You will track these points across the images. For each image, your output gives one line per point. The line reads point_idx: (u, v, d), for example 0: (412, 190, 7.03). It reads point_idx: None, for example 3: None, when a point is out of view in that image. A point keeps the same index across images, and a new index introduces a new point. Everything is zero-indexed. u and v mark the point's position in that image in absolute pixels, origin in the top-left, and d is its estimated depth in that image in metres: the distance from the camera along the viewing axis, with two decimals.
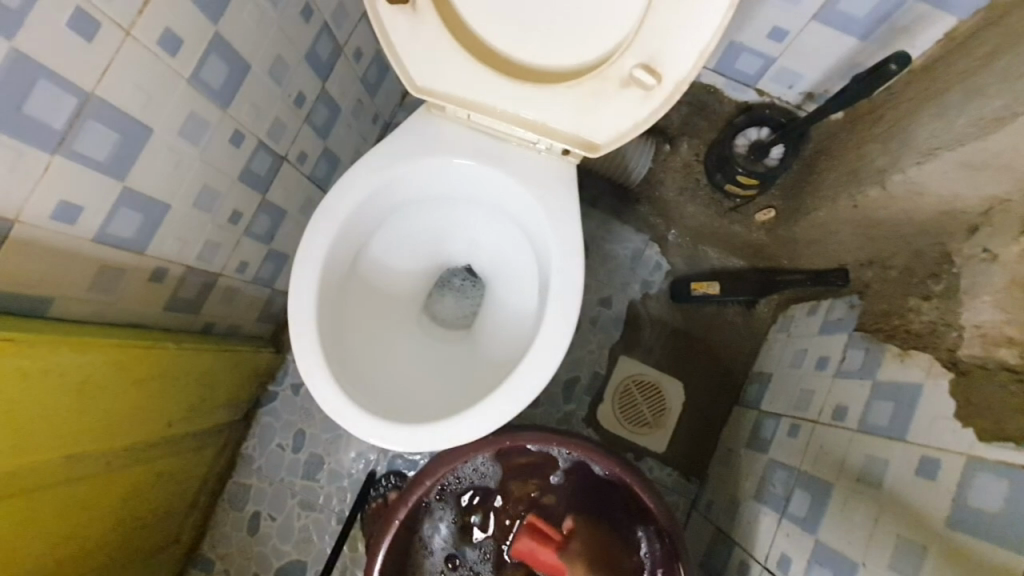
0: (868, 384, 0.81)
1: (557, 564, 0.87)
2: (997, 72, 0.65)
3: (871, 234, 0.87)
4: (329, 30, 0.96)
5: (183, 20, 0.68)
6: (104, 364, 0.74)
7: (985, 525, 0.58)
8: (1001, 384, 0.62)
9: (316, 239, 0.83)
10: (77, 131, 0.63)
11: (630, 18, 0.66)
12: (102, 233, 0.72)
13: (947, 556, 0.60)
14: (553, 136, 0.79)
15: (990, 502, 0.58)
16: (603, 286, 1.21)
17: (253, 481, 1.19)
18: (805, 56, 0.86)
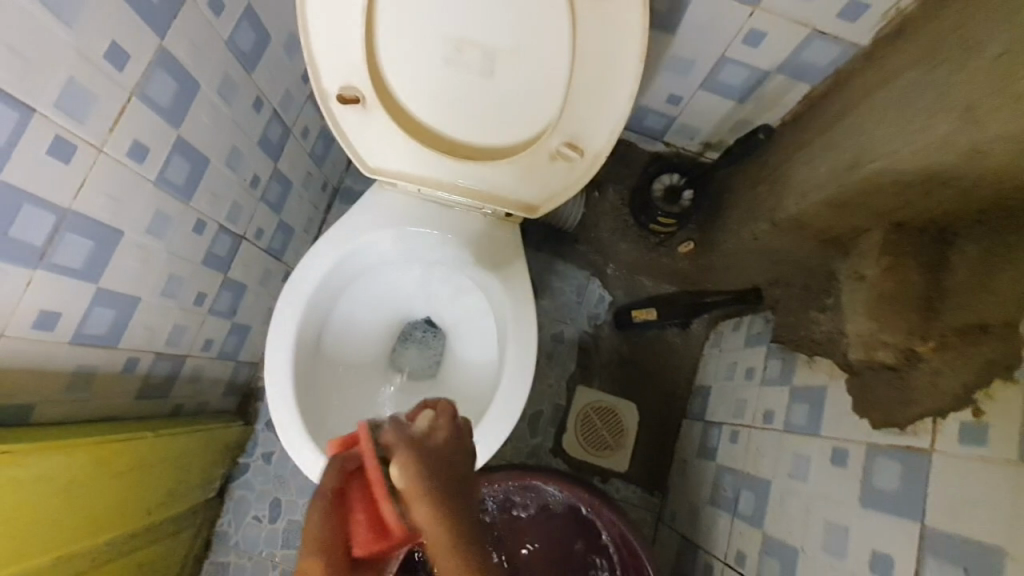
0: (787, 387, 0.94)
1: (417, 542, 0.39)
2: (841, 128, 0.81)
3: (771, 262, 1.02)
4: (279, 117, 1.02)
5: (148, 130, 0.74)
6: (88, 462, 0.76)
7: (880, 493, 0.70)
8: (885, 381, 0.73)
9: (284, 318, 0.90)
10: (56, 244, 0.67)
11: (553, 104, 0.77)
12: (79, 332, 0.75)
13: (853, 527, 0.73)
14: (496, 202, 0.89)
15: (882, 480, 0.70)
16: (554, 323, 1.32)
17: (231, 559, 1.19)
18: (700, 115, 1.02)
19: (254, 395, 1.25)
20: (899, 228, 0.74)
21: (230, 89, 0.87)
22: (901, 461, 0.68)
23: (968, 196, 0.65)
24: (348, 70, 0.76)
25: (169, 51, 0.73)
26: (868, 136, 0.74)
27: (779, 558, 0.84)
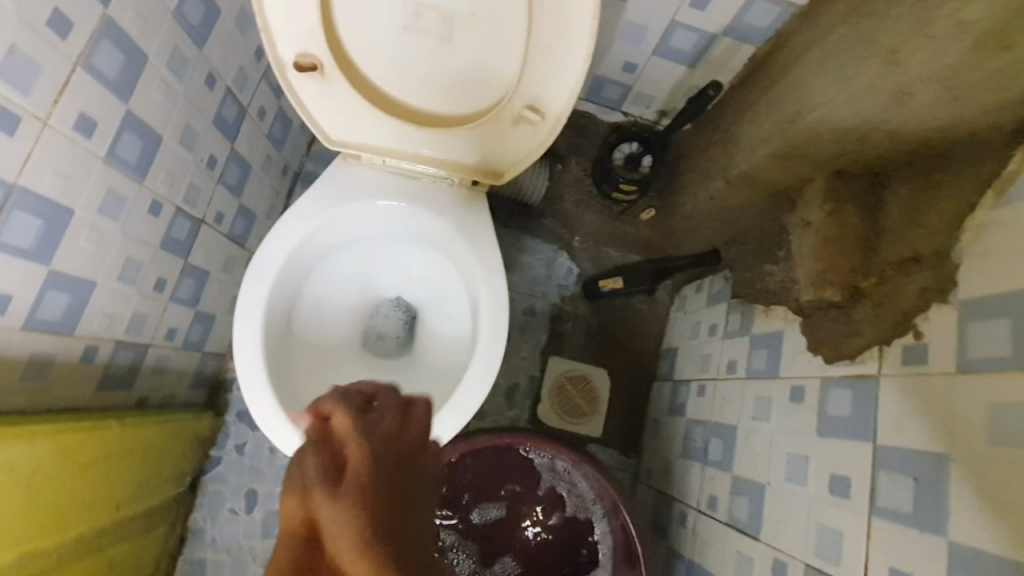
0: (748, 337, 1.00)
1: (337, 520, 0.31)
2: (786, 84, 0.85)
3: (727, 220, 1.06)
4: (233, 95, 1.00)
5: (95, 104, 0.71)
6: (54, 450, 0.74)
7: (830, 420, 0.76)
8: (833, 318, 0.79)
9: (251, 297, 0.88)
10: (3, 222, 0.65)
11: (512, 67, 0.79)
12: (32, 317, 0.72)
13: (810, 456, 0.78)
14: (461, 170, 0.90)
15: (833, 409, 0.75)
16: (525, 297, 1.34)
17: (208, 553, 1.17)
18: (655, 81, 1.06)
19: (222, 386, 1.23)
20: (838, 175, 0.80)
21: (180, 65, 0.84)
22: (850, 390, 0.73)
23: (898, 139, 0.70)
24: (304, 39, 0.75)
25: (115, 22, 0.70)
26: (808, 90, 0.79)
27: (747, 497, 0.89)
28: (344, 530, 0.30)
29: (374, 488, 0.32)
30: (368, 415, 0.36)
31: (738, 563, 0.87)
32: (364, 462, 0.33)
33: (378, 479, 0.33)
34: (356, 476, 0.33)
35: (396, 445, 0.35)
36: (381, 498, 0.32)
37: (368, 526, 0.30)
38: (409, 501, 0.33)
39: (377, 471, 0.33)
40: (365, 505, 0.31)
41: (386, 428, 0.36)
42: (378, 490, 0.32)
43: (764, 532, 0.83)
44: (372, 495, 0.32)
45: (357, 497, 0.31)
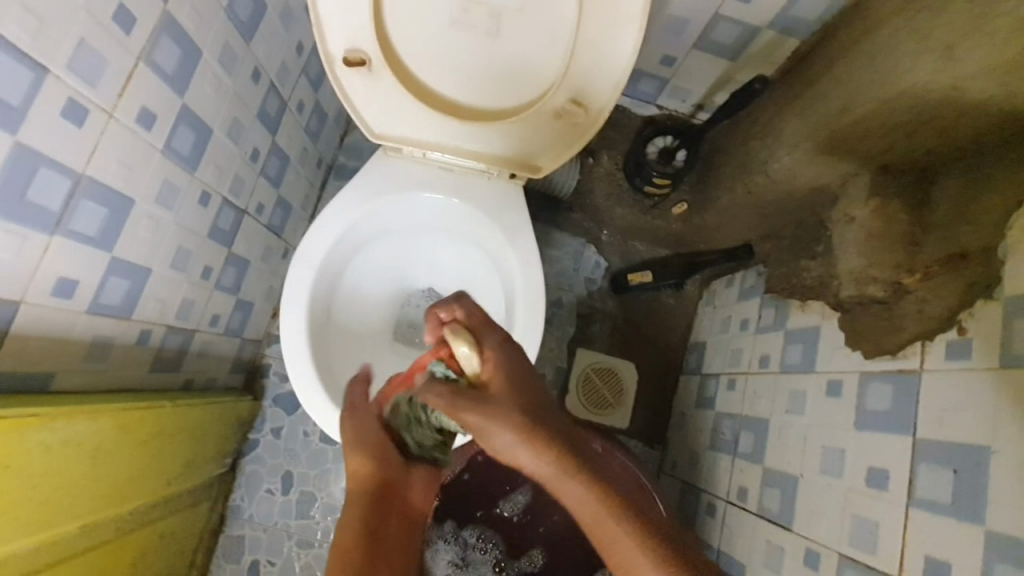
0: (782, 332, 1.00)
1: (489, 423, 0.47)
2: (829, 79, 0.84)
3: (762, 215, 1.07)
4: (276, 88, 1.02)
5: (155, 97, 0.74)
6: (117, 428, 0.77)
7: (866, 415, 0.76)
8: (873, 313, 0.79)
9: (297, 285, 0.91)
10: (73, 211, 0.68)
11: (557, 62, 0.80)
12: (96, 302, 0.76)
13: (845, 450, 0.78)
14: (501, 164, 0.91)
15: (869, 404, 0.76)
16: (553, 289, 1.36)
17: (246, 531, 1.22)
18: (694, 74, 1.06)
19: (260, 372, 1.27)
20: (885, 170, 0.79)
21: (230, 59, 0.86)
22: (888, 386, 0.74)
23: (946, 135, 0.70)
24: (353, 32, 0.77)
25: (175, 18, 0.73)
26: (855, 85, 0.78)
27: (777, 489, 0.90)
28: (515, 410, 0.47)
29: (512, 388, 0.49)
30: (481, 320, 0.55)
31: (769, 553, 0.88)
32: (493, 367, 0.50)
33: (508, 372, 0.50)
34: (495, 382, 0.49)
35: (505, 357, 0.51)
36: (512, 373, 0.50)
37: (516, 408, 0.47)
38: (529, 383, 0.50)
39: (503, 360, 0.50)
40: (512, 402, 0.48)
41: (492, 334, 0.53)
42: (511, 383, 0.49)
43: (795, 523, 0.84)
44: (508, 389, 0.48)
45: (495, 405, 0.47)
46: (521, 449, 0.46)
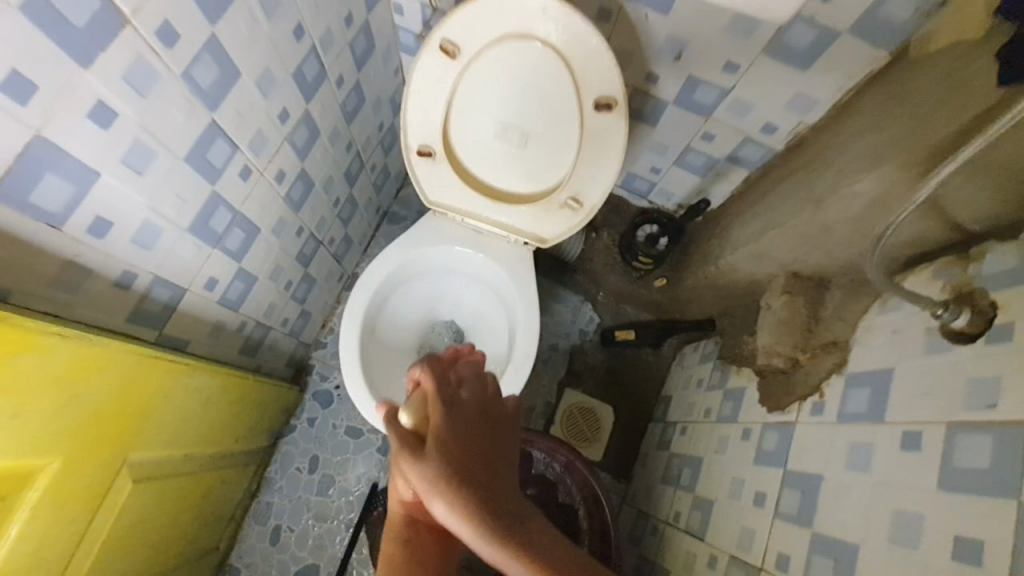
0: (723, 389, 1.27)
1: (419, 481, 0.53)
2: (756, 201, 1.15)
3: (718, 298, 1.35)
4: (359, 156, 1.38)
5: (289, 163, 1.08)
6: (220, 386, 1.07)
7: (760, 453, 1.02)
8: (779, 379, 1.05)
9: (357, 301, 1.23)
10: (228, 233, 0.99)
11: (565, 169, 1.11)
12: (224, 296, 1.07)
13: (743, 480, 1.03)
14: (518, 233, 1.23)
15: (763, 444, 1.02)
16: (551, 336, 1.67)
17: (274, 500, 1.48)
18: (671, 185, 1.37)
19: (306, 369, 1.57)
20: (795, 276, 1.06)
21: (335, 137, 1.22)
22: (775, 433, 1.00)
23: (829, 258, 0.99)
24: (426, 135, 1.11)
25: (309, 113, 1.08)
26: (769, 212, 1.08)
27: (701, 512, 1.13)
28: (437, 473, 0.52)
29: (453, 454, 0.54)
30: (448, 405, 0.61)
31: (688, 561, 1.10)
32: (441, 424, 0.58)
33: (454, 431, 0.57)
34: (438, 437, 0.56)
35: (452, 416, 0.59)
36: (463, 451, 0.55)
37: (445, 467, 0.53)
38: (478, 454, 0.55)
39: (453, 434, 0.57)
40: (445, 463, 0.54)
41: (450, 405, 0.61)
42: (454, 450, 0.55)
43: (707, 536, 1.07)
44: (450, 448, 0.55)
45: (433, 454, 0.54)
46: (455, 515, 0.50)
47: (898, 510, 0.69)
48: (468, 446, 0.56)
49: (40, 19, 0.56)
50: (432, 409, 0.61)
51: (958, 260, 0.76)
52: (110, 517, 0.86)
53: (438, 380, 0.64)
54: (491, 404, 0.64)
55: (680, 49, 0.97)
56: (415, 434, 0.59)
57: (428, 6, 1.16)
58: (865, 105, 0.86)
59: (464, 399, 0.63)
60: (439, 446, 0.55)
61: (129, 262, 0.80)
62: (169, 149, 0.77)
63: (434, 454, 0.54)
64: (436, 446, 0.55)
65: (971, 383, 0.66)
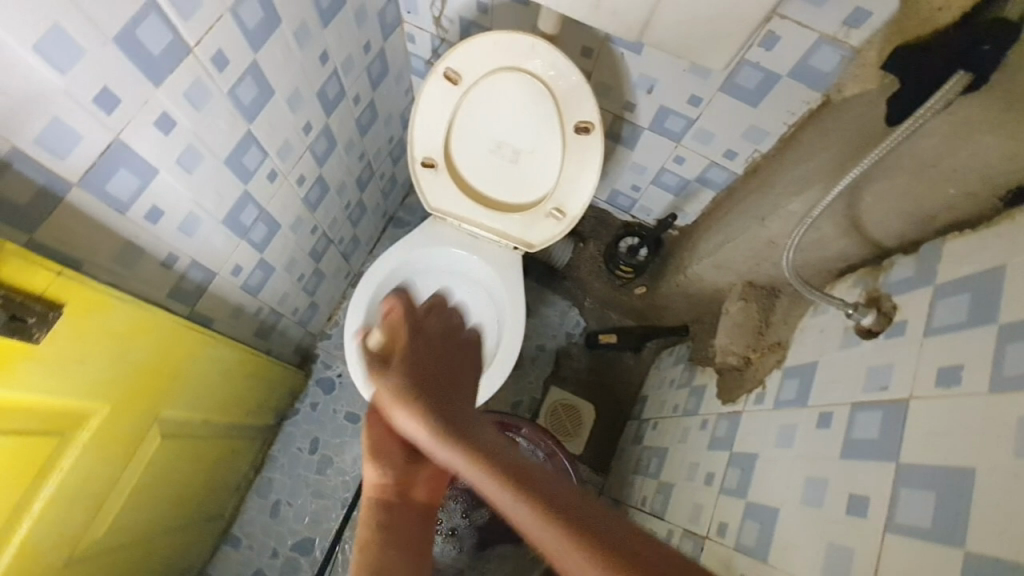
0: (689, 387, 1.39)
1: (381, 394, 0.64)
2: (720, 218, 1.29)
3: (690, 305, 1.49)
4: (370, 165, 1.53)
5: (309, 168, 1.24)
6: (238, 362, 1.22)
7: (713, 440, 1.14)
8: (733, 376, 1.19)
9: (362, 295, 1.37)
10: (254, 227, 1.14)
11: (549, 183, 1.27)
12: (246, 283, 1.21)
13: (697, 464, 1.16)
14: (508, 238, 1.37)
15: (716, 433, 1.15)
16: (539, 336, 1.80)
17: (275, 476, 1.61)
18: (650, 201, 1.51)
19: (312, 357, 1.71)
20: (751, 285, 1.20)
21: (350, 147, 1.38)
22: (726, 422, 1.12)
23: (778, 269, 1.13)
24: (431, 148, 1.26)
25: (329, 126, 1.24)
26: (727, 228, 1.22)
27: (662, 495, 1.26)
28: (403, 389, 0.62)
29: (415, 372, 0.65)
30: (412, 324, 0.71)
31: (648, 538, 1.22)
32: (405, 351, 0.67)
33: (415, 357, 0.67)
34: (399, 359, 0.66)
35: (416, 341, 0.69)
36: (426, 372, 0.65)
37: (407, 377, 0.64)
38: (441, 374, 0.66)
39: (414, 354, 0.67)
40: (407, 375, 0.64)
41: (417, 328, 0.71)
42: (414, 365, 0.66)
43: (665, 515, 1.19)
44: (413, 364, 0.66)
45: (399, 364, 0.65)
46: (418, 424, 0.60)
47: (809, 478, 0.81)
48: (427, 367, 0.66)
49: (129, 49, 0.72)
50: (400, 339, 0.69)
51: (871, 271, 0.89)
52: (139, 467, 0.99)
53: (405, 305, 0.72)
54: (449, 333, 0.72)
55: (651, 84, 1.14)
56: (379, 358, 0.68)
57: (437, 36, 1.32)
58: (803, 138, 1.02)
59: (429, 325, 0.72)
60: (402, 361, 0.66)
61: (173, 246, 0.95)
62: (212, 152, 0.93)
63: (405, 394, 0.62)
64: (405, 387, 0.63)
65: (871, 370, 0.79)
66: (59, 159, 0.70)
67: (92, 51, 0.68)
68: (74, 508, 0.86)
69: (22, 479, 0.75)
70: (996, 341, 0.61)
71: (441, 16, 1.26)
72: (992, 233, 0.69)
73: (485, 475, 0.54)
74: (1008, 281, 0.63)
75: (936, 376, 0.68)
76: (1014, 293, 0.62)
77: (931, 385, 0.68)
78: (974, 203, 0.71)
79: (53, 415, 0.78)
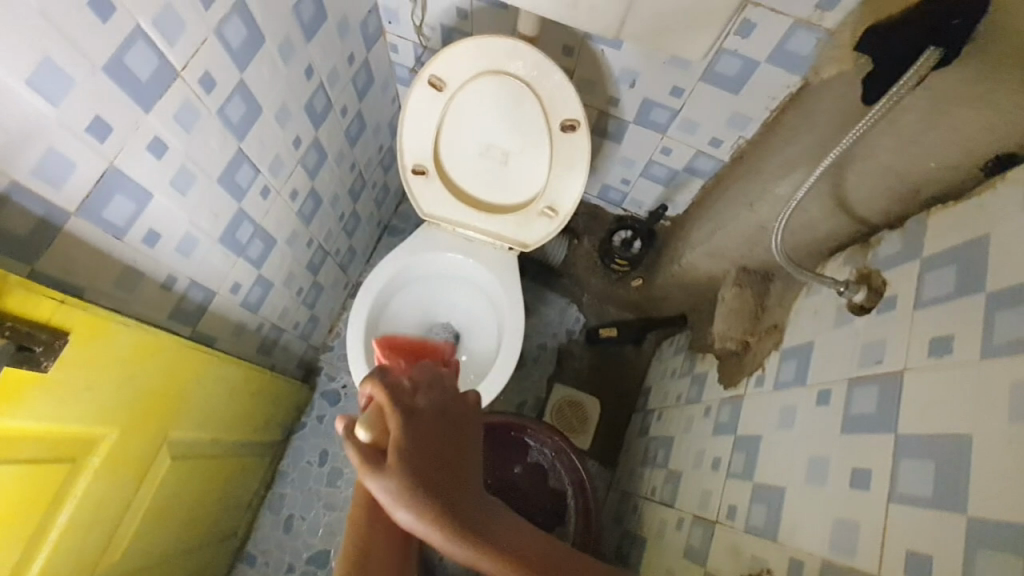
0: (691, 375, 1.41)
1: (382, 493, 0.54)
2: (710, 206, 1.30)
3: (687, 294, 1.50)
4: (361, 175, 1.55)
5: (301, 182, 1.25)
6: (243, 379, 1.23)
7: (717, 427, 1.15)
8: (733, 361, 1.20)
9: (361, 305, 1.38)
10: (250, 244, 1.15)
11: (540, 182, 1.28)
12: (246, 300, 1.22)
13: (703, 451, 1.17)
14: (502, 239, 1.38)
15: (720, 419, 1.16)
16: (539, 335, 1.81)
17: (287, 491, 1.62)
18: (640, 194, 1.53)
19: (315, 370, 1.72)
20: (745, 270, 1.20)
21: (341, 159, 1.39)
22: (729, 407, 1.14)
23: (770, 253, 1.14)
24: (420, 155, 1.27)
25: (318, 139, 1.25)
26: (718, 215, 1.23)
27: (671, 484, 1.27)
28: (404, 483, 0.53)
29: (411, 466, 0.54)
30: (409, 415, 0.57)
31: (660, 528, 1.23)
32: (403, 433, 0.56)
33: (411, 442, 0.55)
34: (394, 455, 0.55)
35: (416, 421, 0.57)
36: (426, 468, 0.55)
37: (413, 481, 0.54)
38: (448, 465, 0.56)
39: (413, 445, 0.55)
40: (409, 470, 0.54)
41: (410, 408, 0.58)
42: (418, 447, 0.55)
43: (675, 504, 1.20)
44: (416, 440, 0.56)
45: (397, 461, 0.54)
46: (431, 533, 0.53)
47: (812, 457, 0.82)
48: (422, 457, 0.55)
49: (118, 77, 0.73)
50: (391, 428, 0.56)
51: (861, 249, 0.90)
52: (151, 488, 1.00)
53: (387, 386, 0.58)
54: (450, 405, 0.60)
55: (633, 79, 1.15)
56: (373, 451, 0.56)
57: (420, 44, 1.34)
58: (785, 122, 1.04)
59: (422, 404, 0.59)
60: (400, 460, 0.54)
61: (172, 267, 0.96)
62: (205, 172, 0.94)
63: (409, 498, 0.53)
64: (410, 491, 0.53)
65: (865, 347, 0.80)
66: (56, 188, 0.72)
67: (82, 81, 0.69)
68: (90, 531, 0.87)
69: (38, 505, 0.76)
70: (985, 308, 0.62)
71: (422, 24, 1.27)
72: (976, 202, 0.70)
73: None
74: (992, 250, 0.64)
75: (929, 347, 0.68)
76: (999, 260, 0.63)
77: (925, 355, 0.68)
78: (957, 174, 0.72)
79: (64, 440, 0.79)
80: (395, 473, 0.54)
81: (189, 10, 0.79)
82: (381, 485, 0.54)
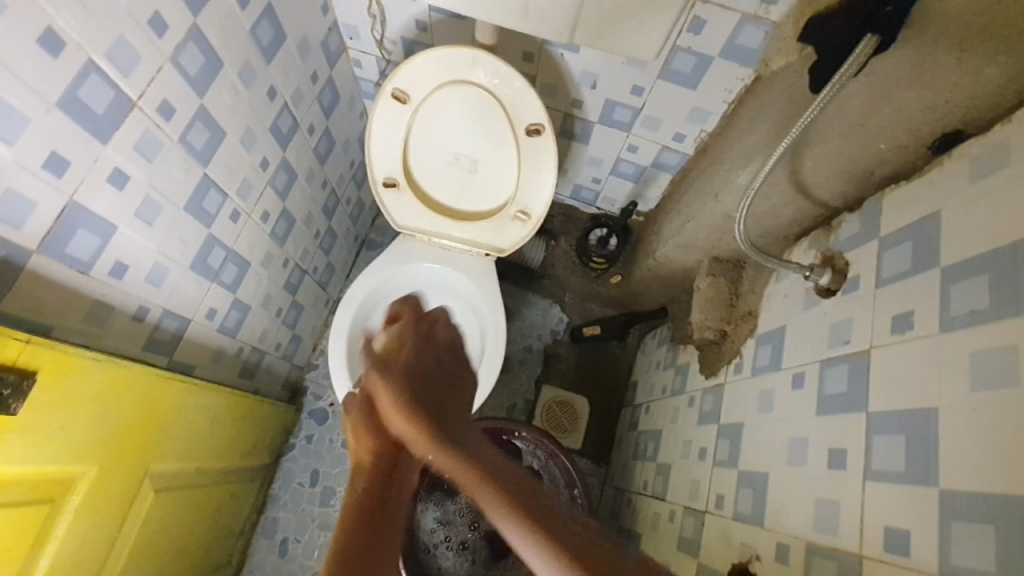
0: (675, 367, 1.42)
1: (371, 392, 0.59)
2: (680, 199, 1.32)
3: (665, 288, 1.52)
4: (334, 191, 1.54)
5: (271, 203, 1.24)
6: (226, 405, 1.22)
7: (702, 415, 1.17)
8: (714, 351, 1.22)
9: (341, 321, 1.37)
10: (223, 268, 1.14)
11: (510, 187, 1.29)
12: (223, 325, 1.21)
13: (690, 441, 1.18)
14: (477, 246, 1.38)
15: (703, 408, 1.17)
16: (524, 338, 1.82)
17: (280, 514, 1.60)
18: (612, 192, 1.55)
19: (301, 390, 1.70)
20: (717, 260, 1.22)
21: (311, 177, 1.38)
22: (711, 396, 1.15)
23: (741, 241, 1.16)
24: (390, 168, 1.27)
25: (286, 159, 1.24)
26: (687, 208, 1.25)
27: (662, 475, 1.28)
28: (393, 390, 0.58)
29: (408, 377, 0.59)
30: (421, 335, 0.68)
31: (653, 520, 1.24)
32: (409, 354, 0.64)
33: (415, 362, 0.62)
34: (399, 359, 0.63)
35: (421, 348, 0.65)
36: (419, 374, 0.61)
37: (403, 382, 0.59)
38: (448, 384, 0.61)
39: (413, 362, 0.62)
40: (401, 382, 0.59)
41: (423, 335, 0.68)
42: (417, 365, 0.62)
43: (667, 495, 1.22)
44: (414, 362, 0.62)
45: (402, 365, 0.61)
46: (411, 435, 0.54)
47: (792, 439, 0.84)
48: (417, 379, 0.60)
49: (73, 112, 0.72)
50: (406, 346, 0.66)
51: (824, 232, 0.92)
52: (136, 522, 0.99)
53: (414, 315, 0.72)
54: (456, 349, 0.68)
55: (594, 80, 1.17)
56: (383, 358, 0.64)
57: (382, 58, 1.34)
58: (743, 113, 1.06)
59: (440, 332, 0.70)
60: (400, 369, 0.61)
61: (144, 298, 0.95)
62: (170, 200, 0.93)
63: (401, 403, 0.56)
64: (399, 394, 0.57)
65: (833, 327, 0.82)
66: (17, 229, 0.71)
67: (37, 119, 0.68)
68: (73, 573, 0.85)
69: (19, 550, 0.75)
70: (940, 283, 0.64)
71: (383, 38, 1.28)
72: (926, 181, 0.72)
73: (500, 511, 0.47)
74: (944, 226, 0.67)
75: (893, 323, 0.70)
76: (951, 235, 0.65)
77: (889, 332, 0.70)
78: (906, 154, 0.74)
79: (40, 481, 0.77)
80: (390, 378, 0.59)
81: (142, 40, 0.79)
82: (377, 385, 0.59)
